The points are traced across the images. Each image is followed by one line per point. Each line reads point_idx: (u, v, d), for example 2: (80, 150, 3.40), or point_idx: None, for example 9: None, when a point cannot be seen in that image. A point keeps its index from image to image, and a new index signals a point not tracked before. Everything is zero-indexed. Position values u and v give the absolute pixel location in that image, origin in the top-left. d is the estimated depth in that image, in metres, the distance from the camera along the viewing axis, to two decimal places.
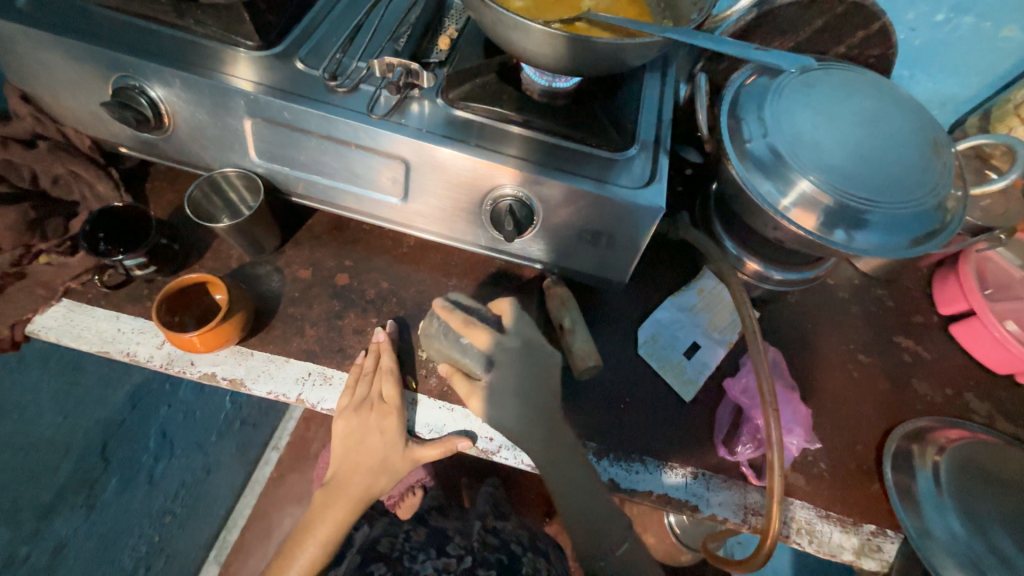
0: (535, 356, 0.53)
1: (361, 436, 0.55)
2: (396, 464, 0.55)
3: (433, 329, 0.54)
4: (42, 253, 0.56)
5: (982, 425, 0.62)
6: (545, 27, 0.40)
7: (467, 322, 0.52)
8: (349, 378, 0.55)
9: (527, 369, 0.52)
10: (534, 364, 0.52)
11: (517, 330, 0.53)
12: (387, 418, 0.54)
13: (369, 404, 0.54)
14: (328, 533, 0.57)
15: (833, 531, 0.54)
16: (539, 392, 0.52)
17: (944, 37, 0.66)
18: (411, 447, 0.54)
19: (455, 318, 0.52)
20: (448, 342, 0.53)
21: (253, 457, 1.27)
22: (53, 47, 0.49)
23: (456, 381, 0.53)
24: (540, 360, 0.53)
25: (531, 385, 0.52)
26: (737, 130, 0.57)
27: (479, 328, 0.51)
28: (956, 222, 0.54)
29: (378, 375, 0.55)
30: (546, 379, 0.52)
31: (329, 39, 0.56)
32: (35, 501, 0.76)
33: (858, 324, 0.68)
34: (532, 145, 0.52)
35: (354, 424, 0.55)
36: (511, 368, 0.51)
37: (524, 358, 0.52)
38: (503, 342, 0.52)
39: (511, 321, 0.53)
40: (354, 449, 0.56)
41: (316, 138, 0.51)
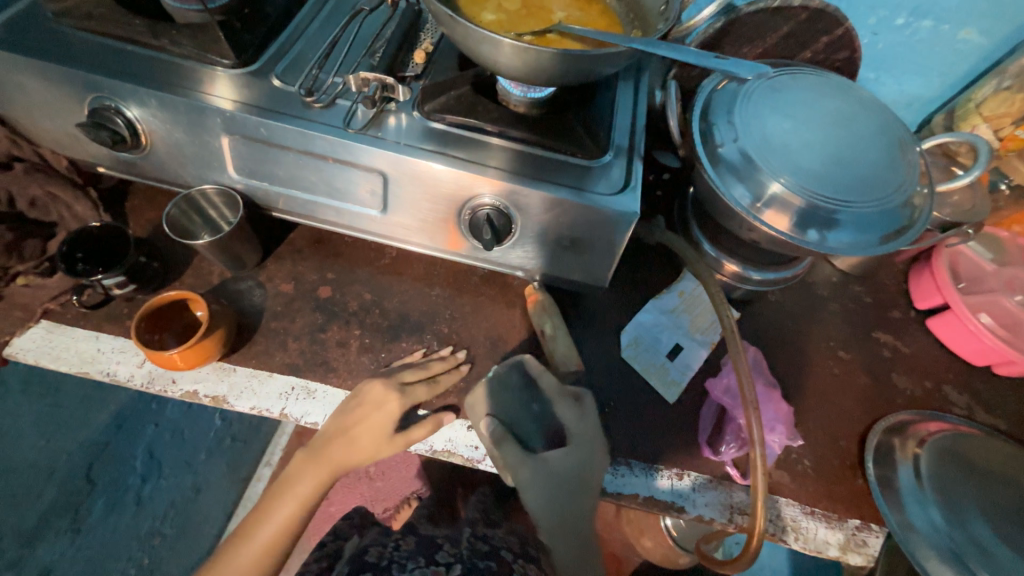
0: (586, 446, 0.52)
1: (353, 415, 0.52)
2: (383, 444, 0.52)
3: (512, 382, 0.56)
4: (19, 276, 0.56)
5: (961, 417, 0.63)
6: (513, 41, 0.41)
7: (559, 390, 0.54)
8: (377, 367, 0.57)
9: (579, 453, 0.52)
10: (596, 462, 0.52)
11: (593, 419, 0.53)
12: (388, 400, 0.52)
13: (376, 380, 0.54)
14: (286, 516, 0.51)
15: (818, 527, 0.54)
16: (587, 488, 0.51)
17: (906, 39, 0.68)
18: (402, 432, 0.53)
19: (545, 381, 0.55)
20: (512, 399, 0.56)
21: (245, 475, 1.12)
22: (27, 69, 0.50)
23: (503, 446, 0.52)
24: (601, 466, 0.52)
25: (583, 478, 0.51)
26: (709, 135, 0.58)
27: (568, 404, 0.54)
28: (924, 218, 0.55)
29: (391, 362, 0.56)
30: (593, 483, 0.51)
31: (305, 55, 0.56)
32: (16, 527, 0.82)
33: (837, 321, 0.69)
34: (509, 155, 0.53)
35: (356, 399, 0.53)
36: (575, 452, 0.52)
37: (589, 456, 0.52)
38: (580, 428, 0.53)
39: (590, 410, 0.54)
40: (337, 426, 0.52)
41: (293, 154, 0.52)
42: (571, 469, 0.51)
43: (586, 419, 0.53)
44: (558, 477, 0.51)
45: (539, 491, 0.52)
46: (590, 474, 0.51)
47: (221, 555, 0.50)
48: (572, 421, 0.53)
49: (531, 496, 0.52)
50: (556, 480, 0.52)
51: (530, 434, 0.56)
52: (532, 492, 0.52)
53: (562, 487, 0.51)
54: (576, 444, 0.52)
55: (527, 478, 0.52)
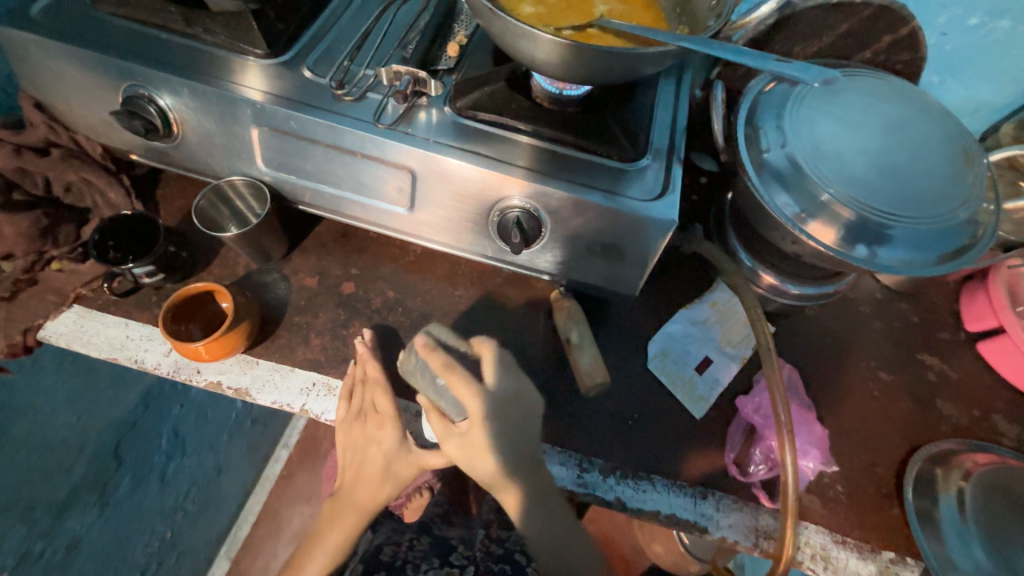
0: (510, 411, 0.50)
1: (361, 447, 0.54)
2: (401, 471, 0.54)
3: (411, 364, 0.51)
4: (53, 261, 0.57)
5: (1011, 449, 0.59)
6: (555, 37, 0.39)
7: (444, 365, 0.48)
8: (343, 388, 0.54)
9: (504, 422, 0.49)
10: (509, 417, 0.49)
11: (496, 379, 0.50)
12: (383, 427, 0.53)
13: (364, 414, 0.53)
14: (338, 542, 0.56)
15: (849, 558, 0.52)
16: (522, 444, 0.50)
17: (977, 41, 0.62)
18: (415, 453, 0.53)
19: (437, 359, 0.49)
20: (424, 381, 0.50)
21: (264, 455, 1.28)
22: (65, 56, 0.50)
23: (430, 417, 0.52)
24: (525, 415, 0.51)
25: (510, 437, 0.50)
26: (754, 139, 0.55)
27: (461, 377, 0.48)
28: (986, 237, 0.51)
29: (368, 386, 0.53)
30: (524, 434, 0.50)
31: (337, 46, 0.55)
32: (51, 499, 0.78)
33: (879, 341, 0.66)
34: (542, 155, 0.51)
35: (354, 433, 0.54)
36: (492, 424, 0.49)
37: (499, 416, 0.49)
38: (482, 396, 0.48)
39: (492, 370, 0.50)
40: (355, 458, 0.55)
41: (322, 148, 0.51)
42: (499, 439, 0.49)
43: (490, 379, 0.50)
44: (479, 442, 0.49)
45: (476, 456, 0.50)
46: (514, 429, 0.50)
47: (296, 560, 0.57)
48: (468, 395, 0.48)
49: (472, 466, 0.51)
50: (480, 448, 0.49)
51: (446, 405, 0.51)
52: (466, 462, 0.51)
53: (493, 449, 0.49)
54: (481, 411, 0.48)
55: (457, 448, 0.50)
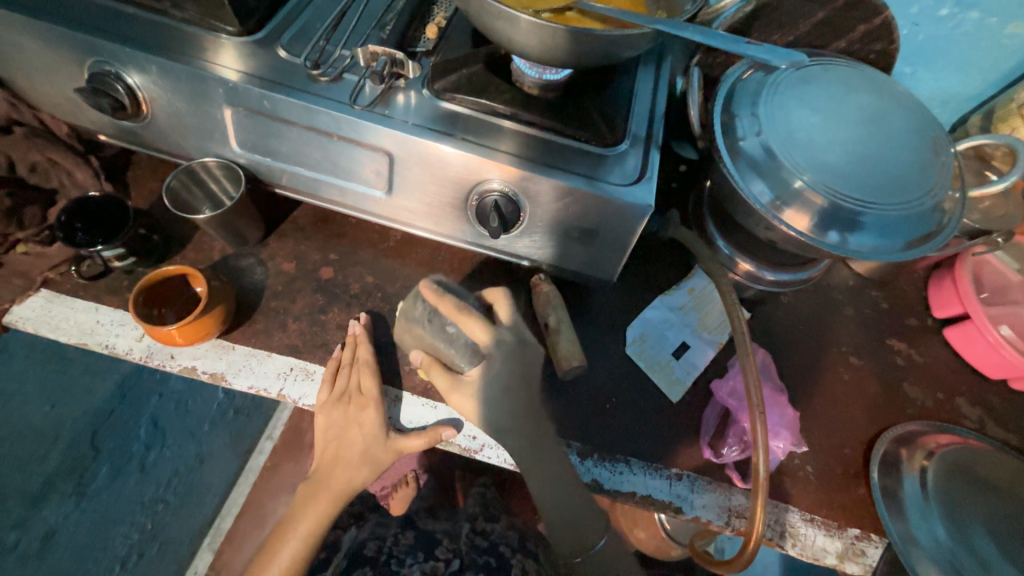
0: (525, 353, 0.51)
1: (341, 431, 0.54)
2: (380, 456, 0.53)
3: (415, 312, 0.51)
4: (19, 244, 0.55)
5: (972, 430, 0.62)
6: (531, 17, 0.38)
7: (456, 307, 0.48)
8: (327, 371, 0.54)
9: (519, 360, 0.50)
10: (520, 359, 0.50)
11: (510, 319, 0.51)
12: (364, 410, 0.53)
13: (348, 397, 0.53)
14: (312, 527, 0.55)
15: (817, 535, 0.54)
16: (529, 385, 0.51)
17: (948, 32, 0.64)
18: (394, 438, 0.53)
19: (444, 305, 0.49)
20: (429, 330, 0.51)
21: (247, 448, 1.21)
22: (25, 30, 0.48)
23: (433, 373, 0.50)
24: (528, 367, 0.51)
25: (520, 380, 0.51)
26: (730, 126, 0.56)
27: (473, 317, 0.49)
28: (952, 224, 0.52)
29: (355, 368, 0.54)
30: (531, 377, 0.51)
31: (313, 25, 0.54)
32: (23, 488, 0.81)
33: (851, 326, 0.67)
34: (521, 139, 0.51)
35: (333, 418, 0.53)
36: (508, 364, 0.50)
37: (511, 357, 0.50)
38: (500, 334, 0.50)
39: (505, 311, 0.51)
40: (334, 442, 0.55)
41: (298, 130, 0.50)
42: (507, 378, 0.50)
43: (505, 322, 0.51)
44: (493, 380, 0.50)
45: (483, 402, 0.50)
46: (527, 370, 0.51)
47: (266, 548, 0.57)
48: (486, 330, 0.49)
49: (477, 413, 0.50)
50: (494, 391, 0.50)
51: (455, 355, 0.50)
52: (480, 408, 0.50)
53: (505, 389, 0.50)
54: (493, 349, 0.49)
55: (468, 395, 0.49)
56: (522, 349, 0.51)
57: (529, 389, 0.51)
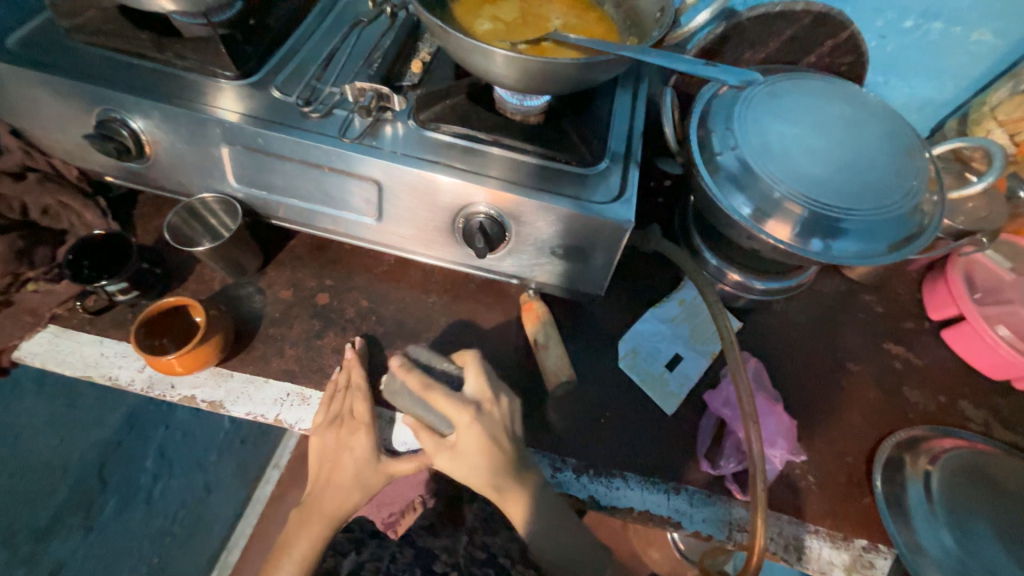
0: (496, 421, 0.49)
1: (334, 454, 0.54)
2: (370, 480, 0.53)
3: (395, 386, 0.52)
4: (30, 282, 0.58)
5: (978, 433, 0.60)
6: (505, 51, 0.41)
7: (424, 385, 0.49)
8: (325, 396, 0.55)
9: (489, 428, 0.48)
10: (493, 426, 0.48)
11: (478, 390, 0.50)
12: (356, 434, 0.53)
13: (341, 420, 0.54)
14: (303, 554, 0.54)
15: (822, 547, 0.52)
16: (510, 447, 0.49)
17: (915, 42, 0.66)
18: (384, 462, 0.53)
19: (412, 380, 0.49)
20: (412, 402, 0.52)
21: (256, 475, 1.26)
22: (39, 84, 0.52)
23: (420, 436, 0.51)
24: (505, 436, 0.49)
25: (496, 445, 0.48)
26: (706, 141, 0.57)
27: (440, 394, 0.48)
28: (933, 225, 0.53)
29: (350, 392, 0.54)
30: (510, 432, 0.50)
31: (305, 65, 0.57)
32: (30, 523, 0.79)
33: (845, 332, 0.67)
34: (505, 163, 0.53)
35: (326, 441, 0.54)
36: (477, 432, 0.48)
37: (481, 426, 0.48)
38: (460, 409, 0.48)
39: (474, 376, 0.50)
40: (328, 467, 0.55)
41: (291, 164, 0.53)
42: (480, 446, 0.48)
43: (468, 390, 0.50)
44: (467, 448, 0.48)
45: (467, 466, 0.49)
46: (499, 433, 0.49)
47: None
48: (451, 407, 0.48)
49: (465, 476, 0.50)
50: (473, 459, 0.49)
51: (433, 420, 0.51)
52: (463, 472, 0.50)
53: (481, 459, 0.48)
54: (463, 425, 0.48)
55: (447, 460, 0.50)
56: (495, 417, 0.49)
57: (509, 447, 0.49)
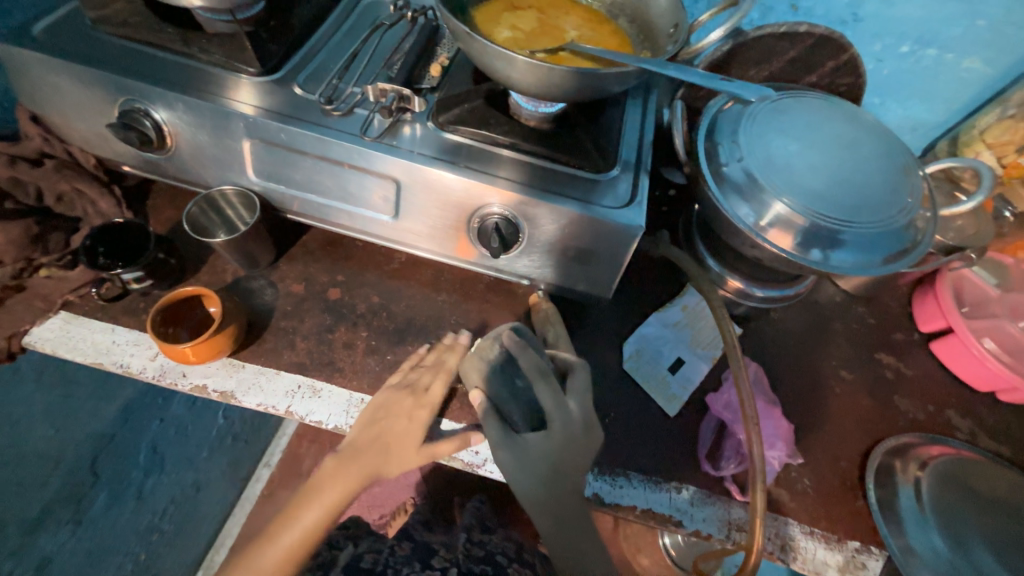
0: (582, 440, 0.51)
1: (382, 420, 0.53)
2: (410, 457, 0.53)
3: (494, 359, 0.54)
4: (42, 268, 0.58)
5: (964, 441, 0.63)
6: (528, 58, 0.43)
7: (540, 370, 0.52)
8: (399, 371, 0.56)
9: (570, 445, 0.51)
10: (579, 446, 0.51)
11: (580, 406, 0.52)
12: (420, 408, 0.54)
13: (410, 390, 0.54)
14: (316, 520, 0.51)
15: (817, 547, 0.54)
16: (569, 471, 0.51)
17: (910, 66, 0.69)
18: (430, 443, 0.53)
19: (526, 358, 0.52)
20: (501, 379, 0.54)
21: (244, 475, 1.23)
22: (64, 72, 0.52)
23: (488, 419, 0.51)
24: (577, 454, 0.51)
25: (558, 462, 0.51)
26: (713, 153, 0.60)
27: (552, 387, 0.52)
28: (925, 240, 0.56)
29: (433, 368, 0.56)
30: (583, 460, 0.51)
31: (327, 65, 0.59)
32: (22, 514, 0.79)
33: (840, 341, 0.70)
34: (520, 167, 0.54)
35: (381, 408, 0.53)
36: (558, 441, 0.50)
37: (565, 443, 0.50)
38: (564, 409, 0.51)
39: (580, 394, 0.53)
40: (367, 436, 0.53)
41: (312, 159, 0.54)
42: (549, 452, 0.51)
43: (572, 400, 0.52)
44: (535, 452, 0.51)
45: (518, 470, 0.51)
46: (575, 453, 0.51)
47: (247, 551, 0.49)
48: (554, 403, 0.51)
49: (513, 479, 0.51)
50: (535, 459, 0.51)
51: (513, 409, 0.53)
52: (517, 472, 0.51)
53: (542, 466, 0.51)
54: (554, 428, 0.50)
55: (507, 457, 0.51)
56: (576, 434, 0.51)
57: (569, 473, 0.51)
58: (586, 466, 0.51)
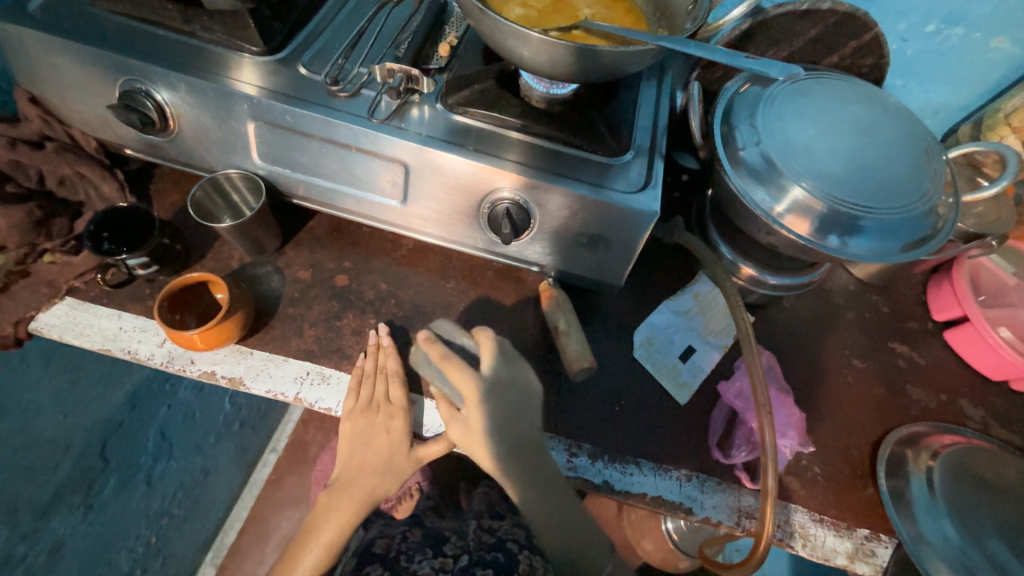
0: (510, 396, 0.52)
1: (366, 437, 0.55)
2: (400, 465, 0.54)
3: (420, 356, 0.56)
4: (47, 252, 0.57)
5: (976, 431, 0.63)
6: (543, 36, 0.41)
7: (445, 357, 0.51)
8: (352, 380, 0.56)
9: (502, 408, 0.51)
10: (509, 403, 0.51)
11: (491, 366, 0.52)
12: (393, 419, 0.54)
13: (375, 406, 0.55)
14: (333, 535, 0.55)
15: (826, 535, 0.54)
16: (518, 426, 0.52)
17: (935, 46, 0.67)
18: (416, 447, 0.55)
19: (434, 351, 0.51)
20: (433, 370, 0.55)
21: (252, 460, 1.27)
22: (62, 51, 0.51)
23: (440, 405, 0.54)
24: (513, 413, 0.51)
25: (501, 425, 0.51)
26: (730, 137, 0.58)
27: (459, 364, 0.50)
28: (947, 228, 0.54)
29: (380, 376, 0.55)
30: (521, 414, 0.52)
31: (332, 45, 0.57)
32: (33, 500, 0.78)
33: (853, 330, 0.69)
34: (532, 150, 0.53)
35: (359, 426, 0.55)
36: (490, 412, 0.51)
37: (493, 405, 0.51)
38: (476, 381, 0.51)
39: (491, 355, 0.52)
40: (360, 450, 0.55)
41: (317, 142, 0.52)
42: (491, 426, 0.51)
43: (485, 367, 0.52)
44: (477, 423, 0.51)
45: (476, 441, 0.51)
46: (506, 410, 0.51)
47: (288, 558, 0.56)
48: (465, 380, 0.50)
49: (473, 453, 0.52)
50: (483, 434, 0.51)
51: (450, 393, 0.54)
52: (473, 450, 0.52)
53: (490, 436, 0.51)
54: (476, 394, 0.50)
55: (459, 431, 0.52)
56: (501, 393, 0.51)
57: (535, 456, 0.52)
58: (530, 418, 0.52)
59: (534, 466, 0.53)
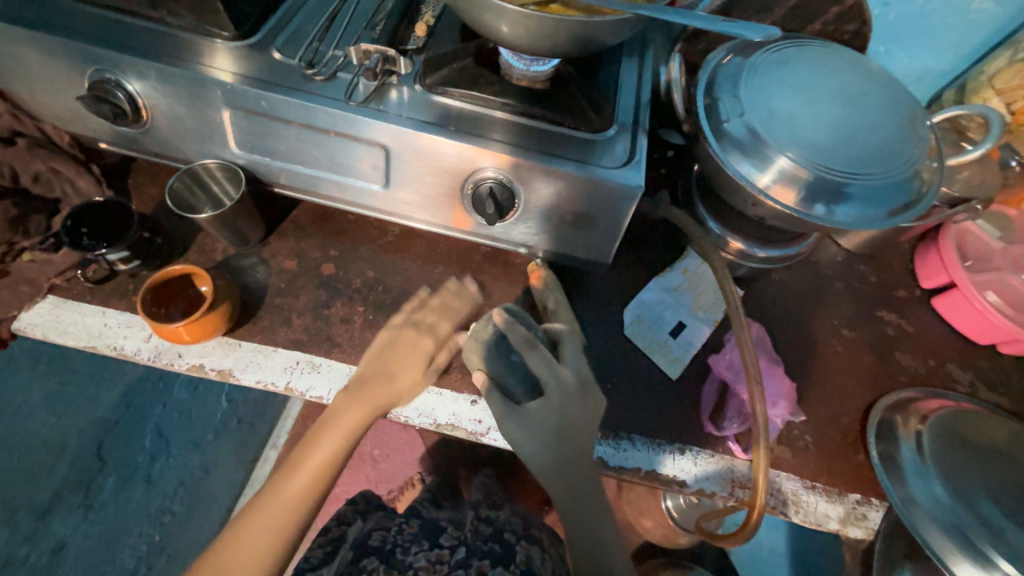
0: (584, 401, 0.50)
1: (387, 355, 0.54)
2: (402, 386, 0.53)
3: (485, 335, 0.52)
4: (25, 251, 0.56)
5: (964, 394, 0.63)
6: (519, 7, 0.40)
7: (529, 341, 0.50)
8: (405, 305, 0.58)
9: (574, 409, 0.50)
10: (583, 407, 0.50)
11: (573, 366, 0.51)
12: (424, 336, 0.55)
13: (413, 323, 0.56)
14: (313, 473, 0.52)
15: (818, 501, 0.55)
16: (578, 433, 0.50)
17: (918, 10, 0.66)
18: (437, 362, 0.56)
19: (514, 334, 0.50)
20: (496, 356, 0.51)
21: (252, 457, 1.14)
22: (26, 42, 0.49)
23: (490, 397, 0.51)
24: (576, 416, 0.50)
25: (568, 428, 0.49)
26: (714, 109, 0.57)
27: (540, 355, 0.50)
28: (931, 192, 0.54)
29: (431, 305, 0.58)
30: (587, 424, 0.50)
31: (305, 28, 0.56)
32: (30, 501, 0.91)
33: (842, 300, 0.69)
34: (515, 128, 0.52)
35: (387, 341, 0.55)
36: (558, 408, 0.49)
37: (567, 406, 0.49)
38: (559, 377, 0.50)
39: (570, 353, 0.52)
40: (371, 372, 0.53)
41: (295, 128, 0.51)
42: (556, 420, 0.49)
43: (565, 366, 0.51)
44: (544, 421, 0.49)
45: (531, 441, 0.49)
46: (577, 417, 0.50)
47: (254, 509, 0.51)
48: (547, 371, 0.50)
49: (527, 452, 0.50)
50: (542, 428, 0.50)
51: (513, 383, 0.51)
52: (524, 444, 0.50)
53: (552, 436, 0.49)
54: (551, 392, 0.49)
55: (515, 427, 0.50)
56: (576, 396, 0.50)
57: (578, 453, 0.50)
58: (592, 427, 0.51)
59: (572, 458, 0.51)
